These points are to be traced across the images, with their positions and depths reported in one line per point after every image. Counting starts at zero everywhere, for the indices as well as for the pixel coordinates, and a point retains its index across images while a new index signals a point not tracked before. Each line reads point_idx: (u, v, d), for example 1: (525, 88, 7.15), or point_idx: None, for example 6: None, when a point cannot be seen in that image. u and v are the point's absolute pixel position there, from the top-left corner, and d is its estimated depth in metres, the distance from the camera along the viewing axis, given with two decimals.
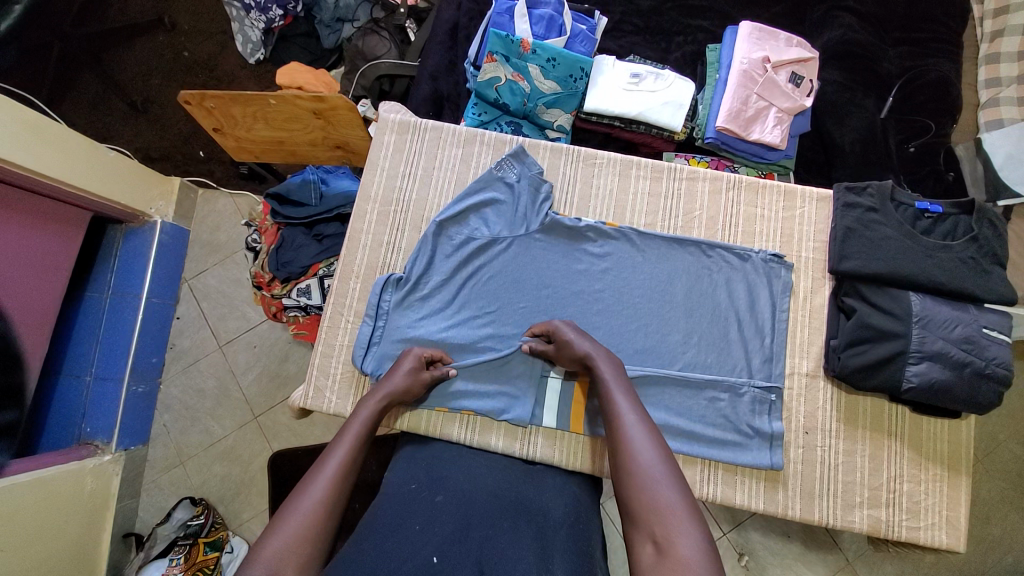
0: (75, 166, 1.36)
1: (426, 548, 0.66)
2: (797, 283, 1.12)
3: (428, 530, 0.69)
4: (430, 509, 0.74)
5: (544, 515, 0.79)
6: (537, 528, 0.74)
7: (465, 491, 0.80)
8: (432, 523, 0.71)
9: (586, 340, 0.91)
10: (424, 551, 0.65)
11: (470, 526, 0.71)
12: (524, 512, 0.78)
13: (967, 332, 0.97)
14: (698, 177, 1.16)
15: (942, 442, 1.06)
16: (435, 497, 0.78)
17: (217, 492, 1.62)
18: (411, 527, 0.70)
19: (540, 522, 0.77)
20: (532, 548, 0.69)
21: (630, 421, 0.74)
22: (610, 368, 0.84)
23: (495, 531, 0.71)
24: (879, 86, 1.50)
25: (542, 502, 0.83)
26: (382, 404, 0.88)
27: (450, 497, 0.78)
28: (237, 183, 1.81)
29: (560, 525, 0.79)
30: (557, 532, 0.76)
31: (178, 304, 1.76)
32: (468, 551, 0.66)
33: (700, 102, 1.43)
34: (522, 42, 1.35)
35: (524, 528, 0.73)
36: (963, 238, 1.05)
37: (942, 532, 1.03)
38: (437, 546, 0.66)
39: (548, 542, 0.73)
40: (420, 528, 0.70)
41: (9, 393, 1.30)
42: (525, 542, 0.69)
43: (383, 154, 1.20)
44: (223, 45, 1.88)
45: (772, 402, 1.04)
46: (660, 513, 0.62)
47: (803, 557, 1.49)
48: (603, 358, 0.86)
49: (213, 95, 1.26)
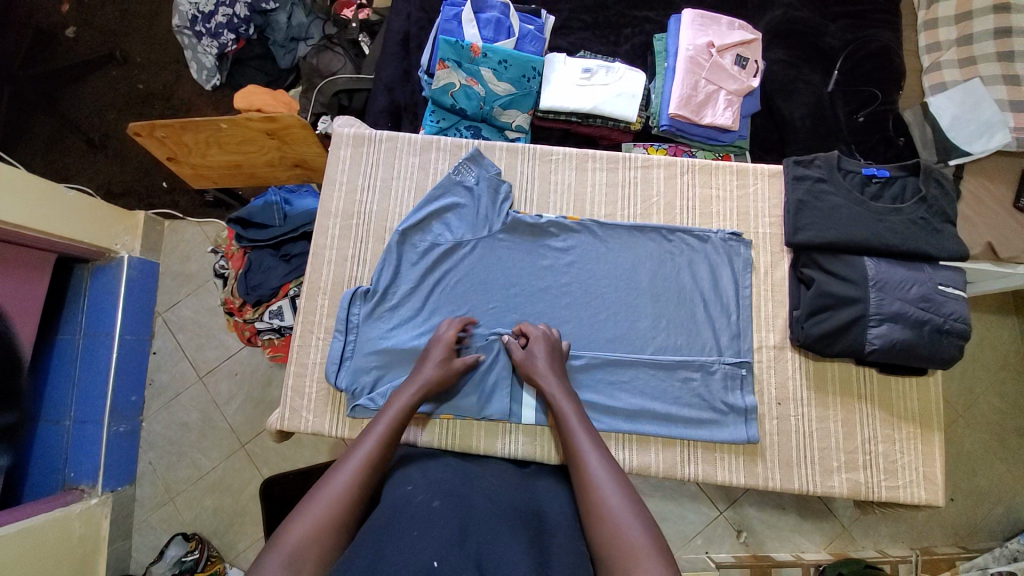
0: (35, 208, 1.34)
1: (426, 552, 0.65)
2: (757, 259, 1.14)
3: (426, 535, 0.68)
4: (426, 513, 0.73)
5: (538, 518, 0.79)
6: (534, 535, 0.74)
7: (465, 496, 0.79)
8: (429, 529, 0.69)
9: (549, 373, 0.96)
10: (424, 555, 0.64)
11: (468, 529, 0.71)
12: (523, 517, 0.77)
13: (923, 291, 1.00)
14: (653, 163, 1.18)
15: (912, 400, 1.09)
16: (432, 502, 0.76)
17: (210, 525, 1.60)
18: (410, 531, 0.69)
19: (535, 526, 0.76)
20: (532, 552, 0.68)
21: (595, 464, 0.82)
22: (574, 410, 0.91)
23: (494, 535, 0.70)
24: (824, 60, 1.54)
25: (536, 505, 0.83)
26: (412, 399, 0.92)
27: (447, 502, 0.76)
28: (203, 211, 1.79)
29: (555, 526, 0.78)
30: (553, 535, 0.76)
31: (154, 339, 1.73)
32: (468, 554, 0.66)
33: (652, 91, 1.46)
34: (472, 46, 1.36)
35: (519, 531, 0.72)
36: (911, 200, 1.09)
37: (920, 489, 1.06)
38: (437, 550, 0.65)
39: (545, 544, 0.73)
40: (418, 534, 0.68)
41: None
42: (523, 545, 0.69)
43: (340, 167, 1.19)
44: (177, 73, 1.87)
45: (743, 376, 1.06)
46: (631, 551, 0.70)
47: (799, 528, 1.51)
48: (565, 400, 0.93)
49: (162, 124, 1.25)
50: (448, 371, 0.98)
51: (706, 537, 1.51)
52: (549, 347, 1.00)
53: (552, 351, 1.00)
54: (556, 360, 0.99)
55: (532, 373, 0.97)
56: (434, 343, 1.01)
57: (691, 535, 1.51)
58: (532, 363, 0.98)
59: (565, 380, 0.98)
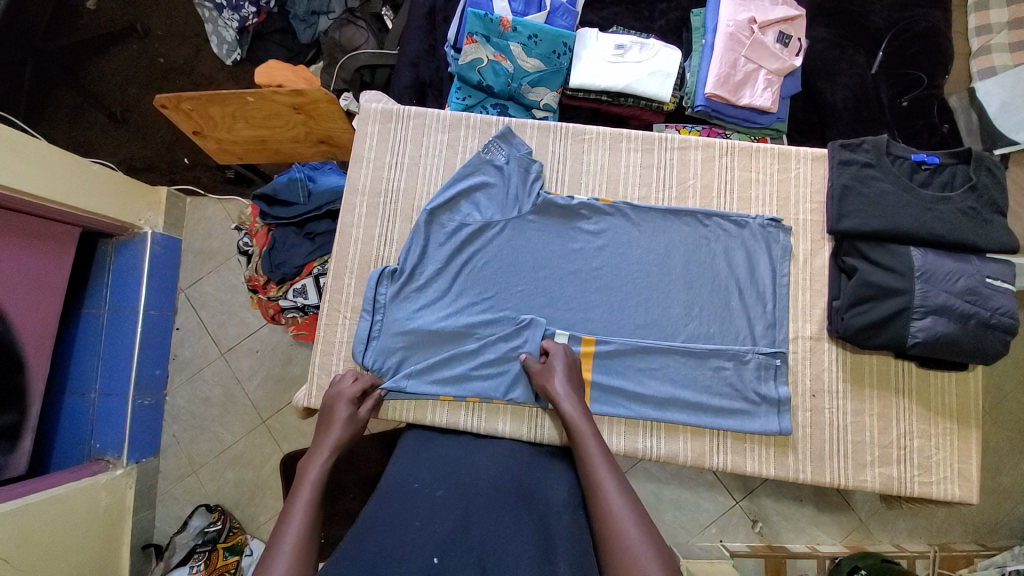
0: (59, 182, 1.34)
1: (427, 547, 0.67)
2: (796, 246, 1.10)
3: (428, 527, 0.70)
4: (430, 505, 0.74)
5: (542, 505, 0.78)
6: (537, 519, 0.74)
7: (467, 484, 0.79)
8: (432, 519, 0.71)
9: (561, 379, 0.95)
10: (425, 550, 0.66)
11: (471, 522, 0.71)
12: (526, 502, 0.77)
13: (970, 284, 0.96)
14: (690, 145, 1.14)
15: (951, 395, 1.06)
16: (436, 492, 0.77)
17: (231, 498, 1.63)
18: (411, 523, 0.71)
19: (540, 514, 0.75)
20: (534, 541, 0.69)
21: (611, 490, 0.77)
22: (590, 431, 0.87)
23: (496, 525, 0.70)
24: (869, 40, 1.47)
25: (541, 490, 0.81)
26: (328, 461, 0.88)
27: (451, 491, 0.77)
28: (225, 188, 1.79)
29: (561, 516, 0.77)
30: (558, 523, 0.75)
31: (177, 315, 1.75)
32: (470, 547, 0.67)
33: (687, 70, 1.41)
34: (501, 20, 1.32)
35: (524, 521, 0.72)
36: (961, 188, 1.03)
37: (954, 486, 1.03)
38: (438, 545, 0.67)
39: (549, 531, 0.73)
40: (420, 525, 0.70)
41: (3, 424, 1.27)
42: (527, 535, 0.70)
43: (368, 144, 1.17)
44: (198, 48, 1.84)
45: (777, 367, 1.03)
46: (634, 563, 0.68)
47: (816, 520, 1.49)
48: (581, 420, 0.89)
49: (189, 97, 1.23)
50: (357, 421, 0.97)
51: (720, 526, 1.50)
52: (567, 362, 0.97)
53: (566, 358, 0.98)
54: (569, 368, 0.97)
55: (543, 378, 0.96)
56: (333, 400, 0.97)
57: (706, 523, 1.50)
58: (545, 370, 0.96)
59: (580, 398, 0.94)
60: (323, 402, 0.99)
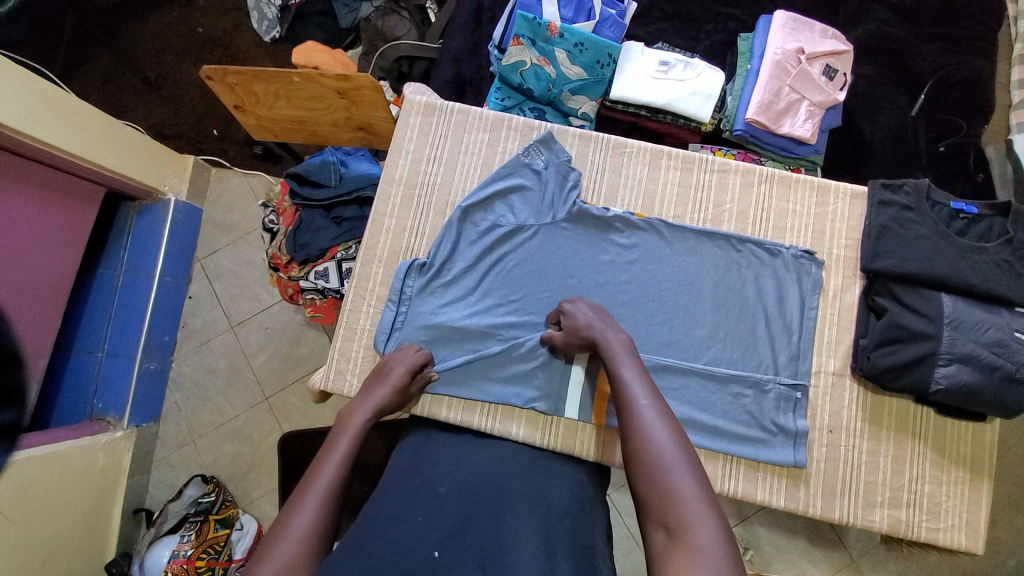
0: (90, 140, 1.34)
1: (426, 542, 0.65)
2: (826, 281, 1.10)
3: (430, 523, 0.68)
4: (432, 501, 0.73)
5: (546, 504, 0.77)
6: (540, 519, 0.72)
7: (470, 482, 0.78)
8: (434, 515, 0.70)
9: (595, 318, 0.90)
10: (423, 545, 0.65)
11: (472, 519, 0.69)
12: (528, 504, 0.75)
13: (999, 336, 0.95)
14: (730, 169, 1.14)
15: (966, 445, 1.05)
16: (438, 488, 0.76)
17: (227, 471, 1.63)
18: (412, 518, 0.69)
19: (543, 514, 0.74)
20: (538, 545, 0.67)
21: (642, 402, 0.74)
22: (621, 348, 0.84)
23: (498, 526, 0.68)
24: (912, 81, 1.46)
25: (549, 493, 0.81)
26: (371, 419, 0.87)
27: (453, 489, 0.76)
28: (252, 163, 1.79)
29: (565, 520, 0.76)
30: (561, 523, 0.74)
31: (190, 284, 1.75)
32: (469, 546, 0.65)
33: (729, 94, 1.41)
34: (549, 25, 1.33)
35: (527, 523, 0.70)
36: (997, 240, 1.03)
37: (961, 534, 1.02)
38: (438, 540, 0.65)
39: (553, 534, 0.71)
40: (422, 521, 0.69)
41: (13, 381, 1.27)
42: (530, 537, 0.68)
43: (408, 135, 1.18)
44: (238, 22, 1.85)
45: (797, 399, 1.03)
46: (672, 498, 0.64)
47: (808, 553, 1.49)
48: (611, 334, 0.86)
49: (236, 71, 1.23)
50: (404, 392, 0.96)
51: None
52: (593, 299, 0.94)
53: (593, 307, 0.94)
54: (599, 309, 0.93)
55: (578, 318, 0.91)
56: (389, 365, 0.98)
57: None
58: (578, 315, 0.92)
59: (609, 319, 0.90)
60: (381, 362, 0.99)
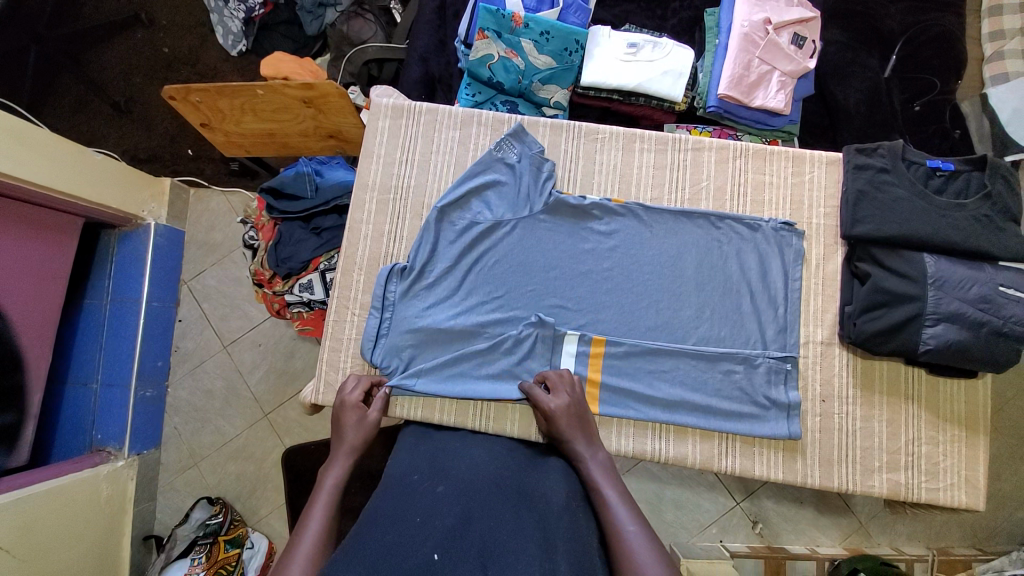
0: (63, 171, 1.32)
1: (426, 544, 0.64)
2: (809, 251, 1.10)
3: (429, 523, 0.68)
4: (431, 500, 0.73)
5: (545, 500, 0.77)
6: (538, 513, 0.72)
7: (467, 481, 0.78)
8: (433, 515, 0.69)
9: (575, 426, 0.92)
10: (423, 549, 0.63)
11: (471, 517, 0.69)
12: (524, 499, 0.75)
13: (983, 291, 0.95)
14: (704, 146, 1.14)
15: (960, 403, 1.06)
16: (436, 488, 0.76)
17: (232, 490, 1.62)
18: (411, 519, 0.69)
19: (542, 510, 0.73)
20: (535, 537, 0.67)
21: (615, 505, 0.79)
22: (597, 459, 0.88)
23: (497, 522, 0.68)
24: (884, 42, 1.45)
25: (543, 487, 0.80)
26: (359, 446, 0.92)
27: (451, 488, 0.76)
28: (229, 180, 1.77)
29: (563, 513, 0.75)
30: (561, 517, 0.73)
31: (179, 306, 1.73)
32: (471, 544, 0.64)
33: (700, 70, 1.40)
34: (513, 16, 1.32)
35: (526, 519, 0.70)
36: (976, 196, 1.03)
37: (961, 492, 1.03)
38: (438, 543, 0.64)
39: (552, 528, 0.70)
40: (421, 521, 0.68)
41: (6, 416, 1.26)
42: (530, 532, 0.67)
43: (378, 139, 1.16)
44: (203, 38, 1.82)
45: (787, 371, 1.02)
46: None
47: (816, 522, 1.49)
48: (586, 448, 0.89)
49: (198, 88, 1.23)
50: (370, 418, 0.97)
51: (721, 526, 1.50)
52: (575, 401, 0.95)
53: (581, 402, 0.96)
54: (582, 416, 0.94)
55: (563, 432, 0.91)
56: (338, 408, 0.97)
57: (707, 524, 1.50)
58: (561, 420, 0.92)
59: (587, 430, 0.93)
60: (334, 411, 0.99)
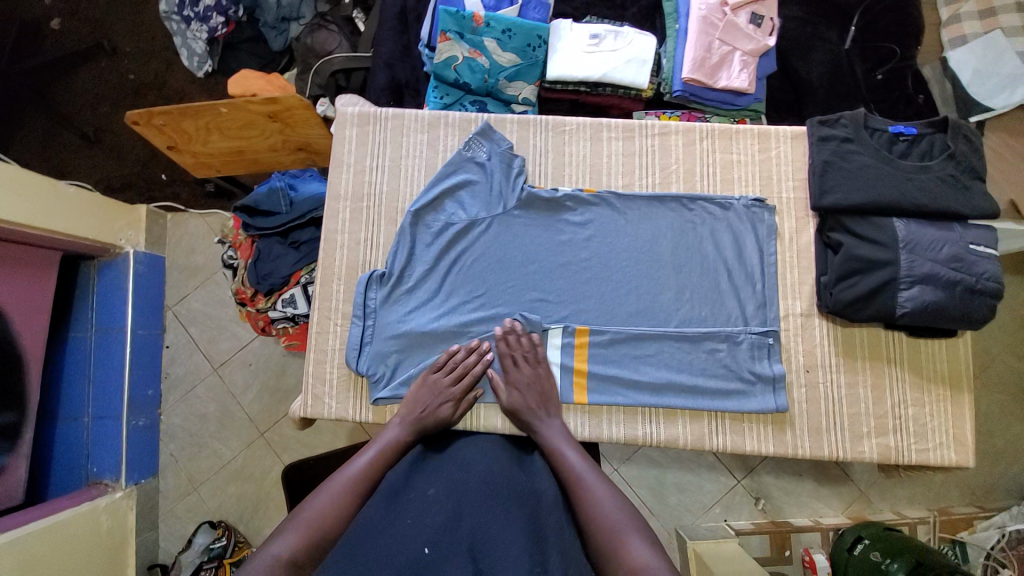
0: (35, 204, 1.30)
1: (418, 539, 0.72)
2: (781, 225, 1.11)
3: (419, 522, 0.74)
4: (422, 501, 0.78)
5: (534, 493, 0.81)
6: (527, 509, 0.77)
7: (459, 479, 0.81)
8: (423, 515, 0.75)
9: (533, 402, 0.98)
10: (415, 544, 0.71)
11: (461, 514, 0.75)
12: (514, 493, 0.79)
13: (954, 251, 0.97)
14: (671, 130, 1.15)
15: (942, 362, 1.07)
16: (427, 488, 0.80)
17: (234, 513, 1.61)
18: (403, 521, 0.75)
19: (531, 505, 0.78)
20: (521, 531, 0.73)
21: (591, 482, 0.84)
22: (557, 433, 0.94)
23: (486, 518, 0.74)
24: (843, 15, 1.47)
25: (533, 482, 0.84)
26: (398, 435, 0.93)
27: (442, 488, 0.80)
28: (205, 202, 1.76)
29: (552, 508, 0.80)
30: (548, 511, 0.79)
31: (165, 333, 1.72)
32: (459, 540, 0.71)
33: (663, 56, 1.40)
34: (473, 16, 1.31)
35: (513, 515, 0.75)
36: (940, 157, 1.04)
37: (950, 451, 1.04)
38: (428, 538, 0.72)
39: (538, 519, 0.77)
40: (412, 522, 0.75)
41: None
42: (516, 527, 0.73)
43: (347, 148, 1.16)
44: (168, 62, 1.81)
45: (770, 345, 1.04)
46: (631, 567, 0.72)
47: (816, 493, 1.51)
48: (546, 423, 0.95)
49: (161, 111, 1.22)
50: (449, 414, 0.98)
51: (724, 505, 1.51)
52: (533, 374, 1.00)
53: (540, 375, 1.00)
54: (543, 391, 0.99)
55: (521, 412, 0.97)
56: (422, 400, 0.97)
57: (710, 504, 1.51)
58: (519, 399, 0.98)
59: (546, 403, 0.98)
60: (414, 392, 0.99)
